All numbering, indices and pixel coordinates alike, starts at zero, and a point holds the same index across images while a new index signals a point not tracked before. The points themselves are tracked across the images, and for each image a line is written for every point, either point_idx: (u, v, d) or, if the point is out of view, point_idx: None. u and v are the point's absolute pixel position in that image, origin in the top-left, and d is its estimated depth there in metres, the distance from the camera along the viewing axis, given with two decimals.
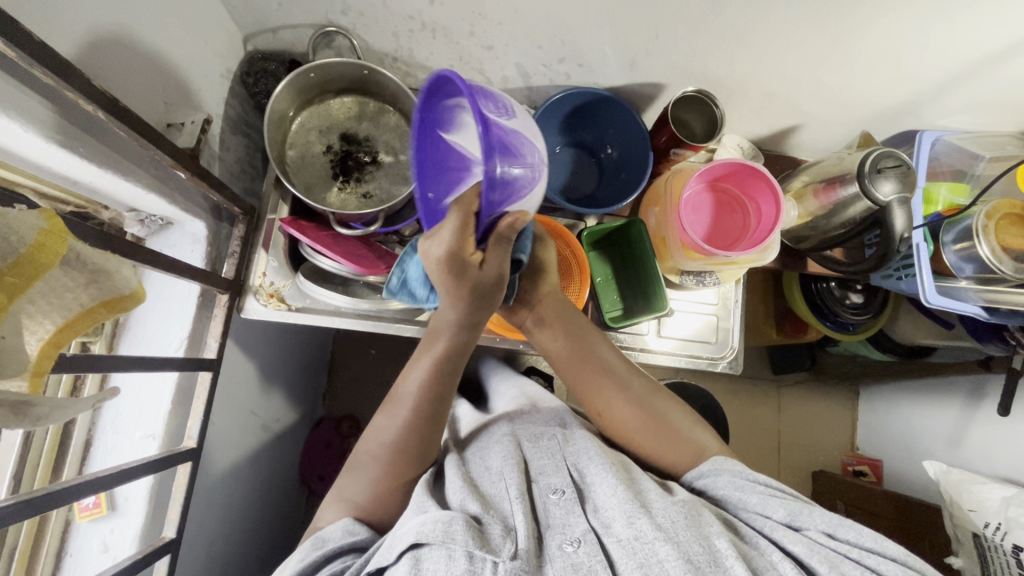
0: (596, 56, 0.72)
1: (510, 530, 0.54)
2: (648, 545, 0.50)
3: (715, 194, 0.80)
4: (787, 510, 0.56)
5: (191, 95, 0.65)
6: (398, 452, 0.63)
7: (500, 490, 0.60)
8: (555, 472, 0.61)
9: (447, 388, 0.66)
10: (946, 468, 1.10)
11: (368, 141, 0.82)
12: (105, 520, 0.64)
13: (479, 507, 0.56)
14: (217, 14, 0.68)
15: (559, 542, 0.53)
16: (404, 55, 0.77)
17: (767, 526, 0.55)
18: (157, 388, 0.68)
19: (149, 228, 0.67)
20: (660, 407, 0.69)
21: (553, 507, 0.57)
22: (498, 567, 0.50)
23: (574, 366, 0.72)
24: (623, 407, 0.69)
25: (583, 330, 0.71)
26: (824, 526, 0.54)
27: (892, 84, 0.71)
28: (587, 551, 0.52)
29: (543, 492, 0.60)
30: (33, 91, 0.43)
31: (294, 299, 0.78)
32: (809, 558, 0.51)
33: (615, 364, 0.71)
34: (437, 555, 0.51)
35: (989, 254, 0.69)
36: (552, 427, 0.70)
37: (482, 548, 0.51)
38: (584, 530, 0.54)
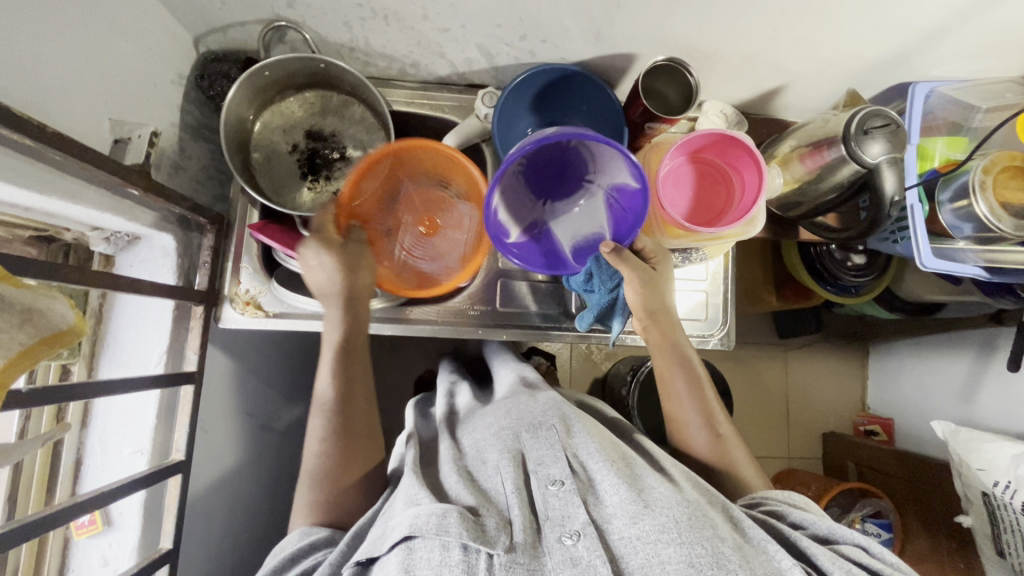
0: (559, 31, 0.68)
1: (507, 523, 0.54)
2: (651, 546, 0.50)
3: (696, 166, 0.77)
4: (827, 524, 0.60)
5: (138, 107, 0.63)
6: (332, 452, 0.65)
7: (496, 483, 0.59)
8: (553, 462, 0.60)
9: (356, 380, 0.69)
10: (955, 428, 1.07)
11: (335, 136, 0.80)
12: (102, 536, 0.65)
13: (474, 500, 0.56)
14: (159, 17, 0.65)
15: (557, 534, 0.53)
16: (360, 44, 0.73)
17: (796, 536, 0.57)
18: (140, 405, 0.68)
19: (115, 245, 0.67)
20: (729, 442, 0.73)
21: (552, 498, 0.57)
22: (493, 559, 0.50)
23: (664, 378, 0.75)
24: (693, 424, 0.73)
25: (672, 343, 0.74)
26: (859, 540, 0.57)
27: (879, 35, 0.66)
28: (587, 545, 0.51)
29: (542, 483, 0.59)
30: None
31: (272, 304, 0.76)
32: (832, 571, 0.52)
33: (704, 389, 0.74)
34: (430, 545, 0.50)
35: (987, 213, 0.66)
36: (550, 415, 0.68)
37: (477, 541, 0.50)
38: (582, 524, 0.53)
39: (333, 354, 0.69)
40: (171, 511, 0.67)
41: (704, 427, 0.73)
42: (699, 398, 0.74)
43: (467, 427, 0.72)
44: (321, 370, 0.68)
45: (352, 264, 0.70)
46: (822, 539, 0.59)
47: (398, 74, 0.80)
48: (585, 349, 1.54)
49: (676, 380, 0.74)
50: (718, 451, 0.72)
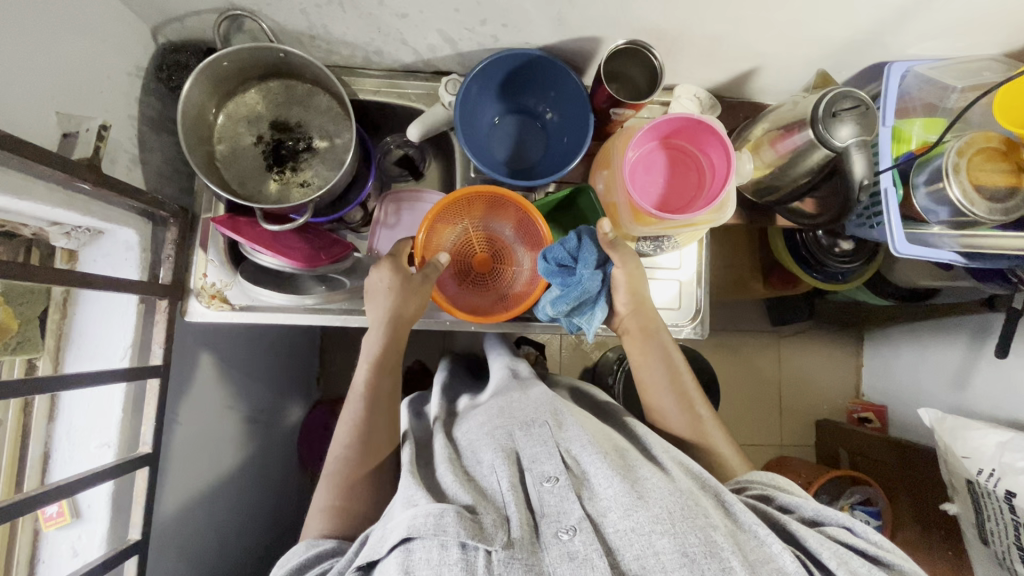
0: (519, 15, 0.67)
1: (505, 519, 0.54)
2: (645, 537, 0.50)
3: (667, 152, 0.75)
4: (813, 506, 0.59)
5: (94, 102, 0.62)
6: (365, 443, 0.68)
7: (493, 482, 0.59)
8: (547, 459, 0.60)
9: (390, 372, 0.73)
10: (941, 415, 1.05)
11: (301, 126, 0.79)
12: (71, 527, 0.66)
13: (471, 498, 0.56)
14: (112, 9, 0.64)
15: (553, 530, 0.52)
16: (319, 32, 0.72)
17: (789, 522, 0.56)
18: (106, 399, 0.68)
19: (77, 239, 0.67)
20: (705, 425, 0.73)
21: (547, 495, 0.56)
22: (492, 556, 0.50)
23: (642, 367, 0.77)
24: (671, 409, 0.75)
25: (649, 332, 0.76)
26: (844, 521, 0.57)
27: (850, 13, 0.64)
28: (583, 540, 0.50)
29: (536, 480, 0.58)
30: None
31: (238, 298, 0.77)
32: (821, 553, 0.52)
33: (679, 377, 0.75)
34: (430, 545, 0.51)
35: (959, 197, 0.64)
36: (543, 411, 0.68)
37: (475, 538, 0.50)
38: (578, 519, 0.52)
39: (372, 355, 0.72)
40: (140, 502, 0.68)
41: (680, 411, 0.74)
42: (675, 385, 0.75)
43: (462, 423, 0.73)
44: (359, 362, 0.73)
45: (408, 291, 0.71)
46: (810, 522, 0.59)
47: (363, 62, 0.79)
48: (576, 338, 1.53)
49: (652, 368, 0.76)
50: (696, 434, 0.73)
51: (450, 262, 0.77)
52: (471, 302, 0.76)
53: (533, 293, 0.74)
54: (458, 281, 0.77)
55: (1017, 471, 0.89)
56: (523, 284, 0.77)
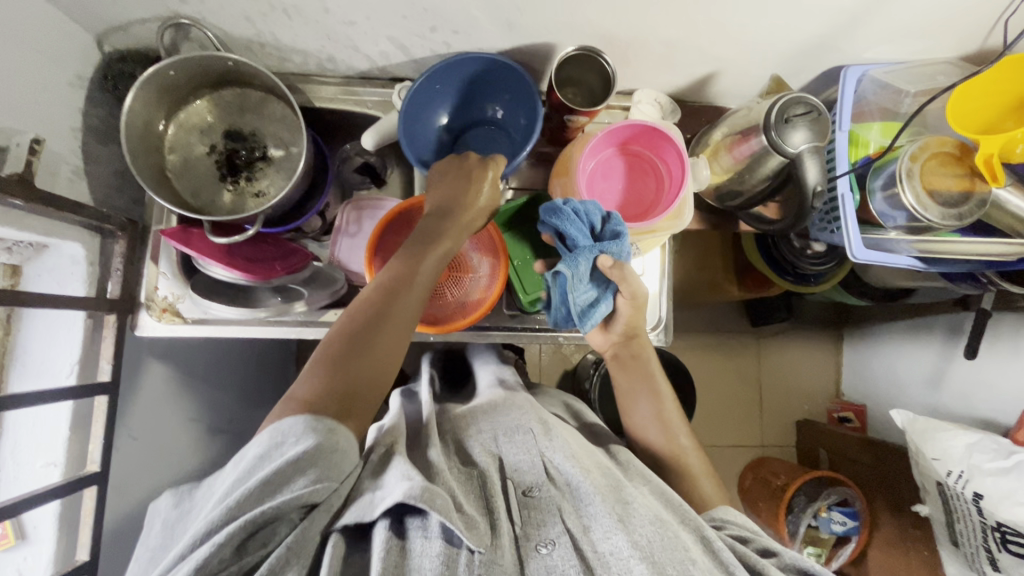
0: (470, 21, 0.66)
1: (489, 525, 0.54)
2: (624, 562, 0.50)
3: (627, 158, 0.74)
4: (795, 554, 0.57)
5: (31, 113, 0.61)
6: (343, 384, 0.56)
7: (477, 485, 0.59)
8: (530, 469, 0.60)
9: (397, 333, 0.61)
10: (911, 416, 1.04)
11: (256, 135, 0.78)
12: (15, 550, 0.64)
13: (457, 492, 0.55)
14: (49, 18, 0.62)
15: (534, 542, 0.53)
16: (269, 40, 0.70)
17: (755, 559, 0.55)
18: (51, 418, 0.67)
19: (19, 254, 0.64)
20: (688, 458, 0.72)
21: (528, 507, 0.56)
22: (473, 559, 0.50)
23: (628, 397, 0.77)
24: (654, 438, 0.74)
25: (640, 363, 0.77)
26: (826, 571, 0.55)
27: (802, 18, 0.63)
28: (561, 554, 0.52)
29: (519, 490, 0.58)
30: None
31: (190, 310, 0.76)
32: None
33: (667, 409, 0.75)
34: (417, 533, 0.51)
35: (912, 202, 0.64)
36: (529, 417, 0.67)
37: (466, 535, 0.50)
38: (558, 533, 0.53)
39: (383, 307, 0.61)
40: (88, 522, 0.66)
41: (662, 440, 0.73)
42: (661, 415, 0.75)
43: (462, 418, 0.71)
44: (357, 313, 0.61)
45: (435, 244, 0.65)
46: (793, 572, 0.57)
47: (318, 69, 0.78)
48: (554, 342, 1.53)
49: (638, 398, 0.76)
50: (675, 463, 0.72)
51: None
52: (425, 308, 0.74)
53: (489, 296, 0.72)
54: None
55: (986, 472, 0.90)
56: (481, 291, 0.74)
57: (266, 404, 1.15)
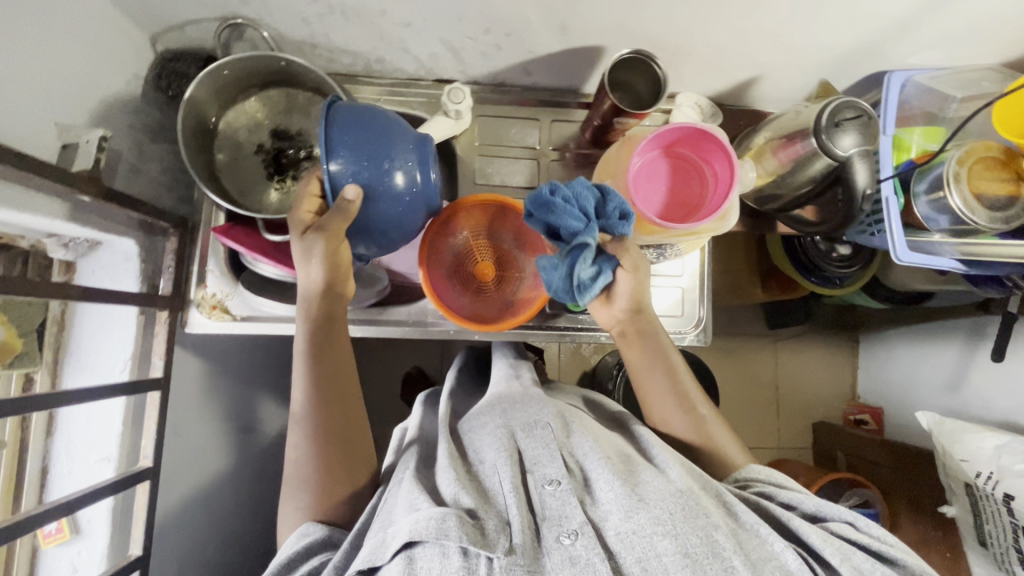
0: (523, 24, 0.66)
1: (506, 523, 0.53)
2: (645, 540, 0.50)
3: (670, 160, 0.75)
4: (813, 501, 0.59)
5: (93, 112, 0.62)
6: (326, 416, 0.64)
7: (495, 483, 0.58)
8: (550, 461, 0.58)
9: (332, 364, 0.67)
10: (938, 418, 1.06)
11: (301, 135, 0.78)
12: (70, 544, 0.65)
13: (472, 501, 0.55)
14: (110, 17, 0.63)
15: (555, 534, 0.52)
16: (321, 41, 0.71)
17: (788, 517, 0.56)
18: (106, 413, 0.68)
19: (75, 250, 0.66)
20: (709, 426, 0.71)
21: (549, 498, 0.55)
22: (493, 563, 0.49)
23: (641, 372, 0.74)
24: (674, 413, 0.72)
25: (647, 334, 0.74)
26: (845, 517, 0.57)
27: (852, 23, 0.64)
28: (584, 544, 0.50)
29: (538, 483, 0.57)
30: None
31: (240, 308, 0.75)
32: (825, 550, 0.52)
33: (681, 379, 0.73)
34: (431, 553, 0.49)
35: (960, 204, 0.65)
36: (546, 413, 0.66)
37: (477, 545, 0.49)
38: (580, 523, 0.52)
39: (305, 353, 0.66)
40: (141, 517, 0.67)
41: (682, 412, 0.72)
42: (677, 387, 0.73)
43: (468, 425, 0.70)
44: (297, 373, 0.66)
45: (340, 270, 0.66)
46: (809, 517, 0.59)
47: (364, 70, 0.79)
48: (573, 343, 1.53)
49: (651, 373, 0.74)
50: (698, 433, 0.71)
51: (449, 269, 0.75)
52: (473, 307, 0.75)
53: (538, 298, 0.73)
54: (461, 288, 0.75)
55: (1016, 473, 0.90)
56: (528, 290, 0.75)
57: None
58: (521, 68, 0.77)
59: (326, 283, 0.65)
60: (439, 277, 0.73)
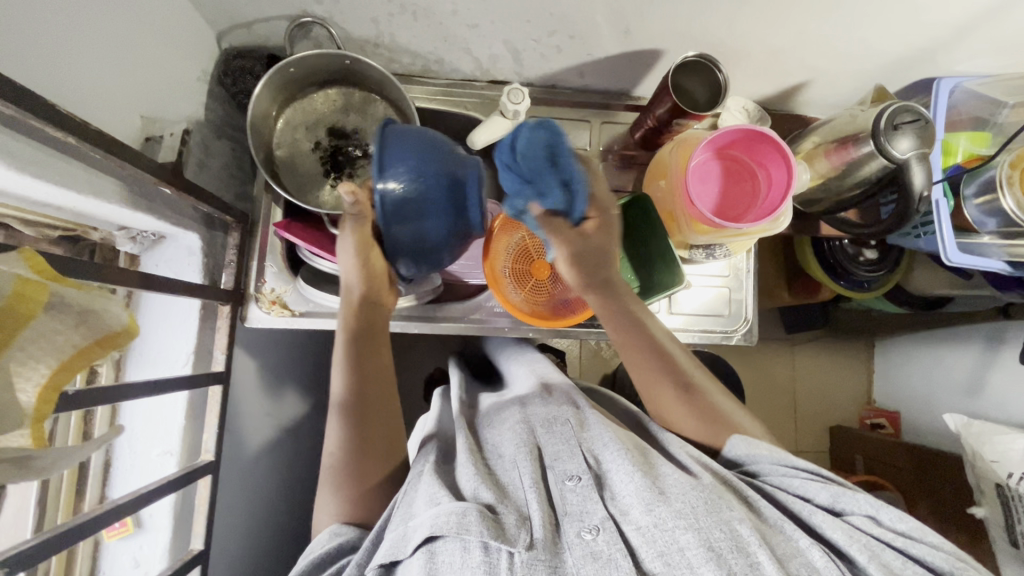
0: (588, 27, 0.68)
1: (526, 519, 0.51)
2: (669, 533, 0.47)
3: (723, 162, 0.76)
4: (829, 492, 0.55)
5: (168, 107, 0.63)
6: (361, 400, 0.65)
7: (514, 478, 0.56)
8: (570, 458, 0.58)
9: (372, 362, 0.67)
10: (966, 420, 1.08)
11: (358, 133, 0.78)
12: (133, 538, 0.65)
13: (493, 496, 0.53)
14: (184, 14, 0.64)
15: (576, 529, 0.50)
16: (385, 41, 0.72)
17: (805, 510, 0.53)
18: (169, 408, 0.68)
19: (141, 244, 0.66)
20: (715, 403, 0.66)
21: (570, 494, 0.54)
22: (515, 557, 0.47)
23: (635, 363, 0.67)
24: (677, 401, 0.66)
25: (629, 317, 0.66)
26: (866, 510, 0.53)
27: (908, 31, 0.66)
28: (606, 539, 0.48)
29: (559, 479, 0.56)
30: (13, 131, 0.42)
31: (298, 303, 0.76)
32: (849, 547, 0.49)
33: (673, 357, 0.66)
34: (453, 547, 0.48)
35: (1014, 207, 0.67)
36: (565, 410, 0.65)
37: (498, 539, 0.47)
38: (602, 518, 0.50)
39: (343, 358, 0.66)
40: (202, 512, 0.67)
41: (684, 395, 0.65)
42: (670, 365, 0.66)
43: (487, 421, 0.70)
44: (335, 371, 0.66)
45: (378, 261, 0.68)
46: (828, 509, 0.55)
47: (421, 70, 0.80)
48: (595, 346, 1.54)
49: (643, 360, 0.66)
50: (707, 415, 0.65)
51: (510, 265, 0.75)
52: (533, 303, 0.75)
53: None
54: (519, 287, 0.75)
55: None
56: None
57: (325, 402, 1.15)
58: (576, 71, 0.79)
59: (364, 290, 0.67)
60: (501, 273, 0.75)
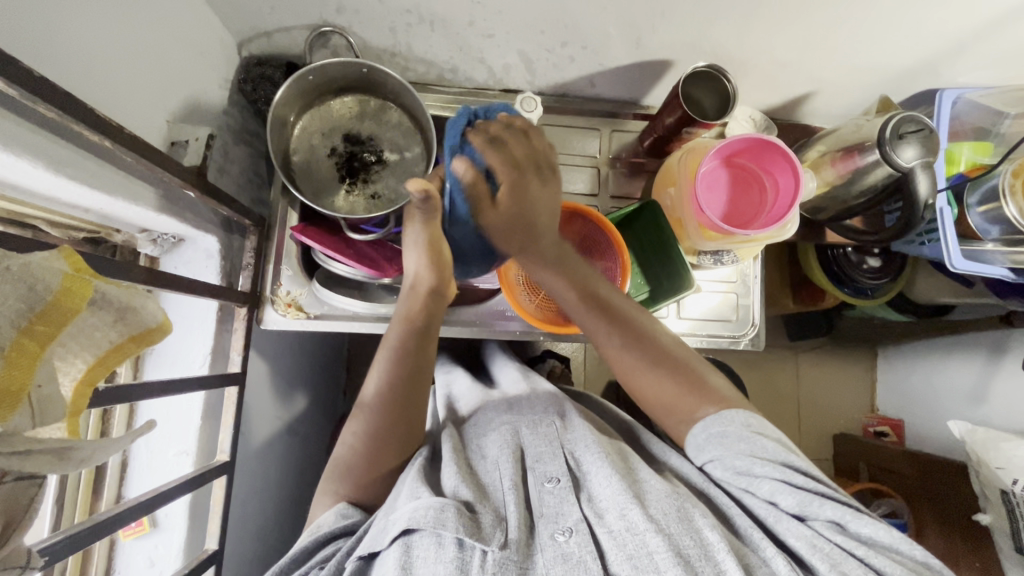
0: (601, 38, 0.70)
1: (502, 519, 0.53)
2: (639, 537, 0.48)
3: (730, 170, 0.78)
4: (796, 498, 0.52)
5: (191, 112, 0.64)
6: (390, 406, 0.64)
7: (495, 478, 0.58)
8: (552, 460, 0.59)
9: (412, 372, 0.66)
10: (971, 427, 1.09)
11: (372, 140, 0.80)
12: (148, 537, 0.66)
13: (471, 495, 0.55)
14: (209, 23, 0.66)
15: (551, 531, 0.51)
16: (402, 50, 0.74)
17: (771, 518, 0.52)
18: (185, 408, 0.68)
19: (161, 246, 0.67)
20: (693, 372, 0.64)
21: (547, 495, 0.55)
22: (488, 556, 0.48)
23: (587, 320, 0.67)
24: (646, 368, 0.65)
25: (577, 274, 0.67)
26: (832, 516, 0.51)
27: (913, 44, 0.68)
28: (578, 541, 0.50)
29: (539, 480, 0.57)
30: (49, 133, 0.44)
31: (312, 306, 0.78)
32: (809, 555, 0.48)
33: (630, 319, 0.66)
34: (427, 542, 0.49)
35: (1016, 214, 0.68)
36: (551, 412, 0.67)
37: (472, 537, 0.49)
38: (576, 520, 0.52)
39: (387, 357, 0.66)
40: (216, 512, 0.67)
41: (649, 362, 0.65)
42: (630, 327, 0.66)
43: (473, 418, 0.71)
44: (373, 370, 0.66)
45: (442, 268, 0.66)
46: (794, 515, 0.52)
47: (436, 79, 0.82)
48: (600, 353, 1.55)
49: (591, 315, 0.66)
50: (689, 385, 0.63)
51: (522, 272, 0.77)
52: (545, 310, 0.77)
53: None
54: (532, 294, 0.77)
55: None
56: None
57: (332, 407, 1.15)
58: (587, 80, 0.81)
59: (433, 282, 0.66)
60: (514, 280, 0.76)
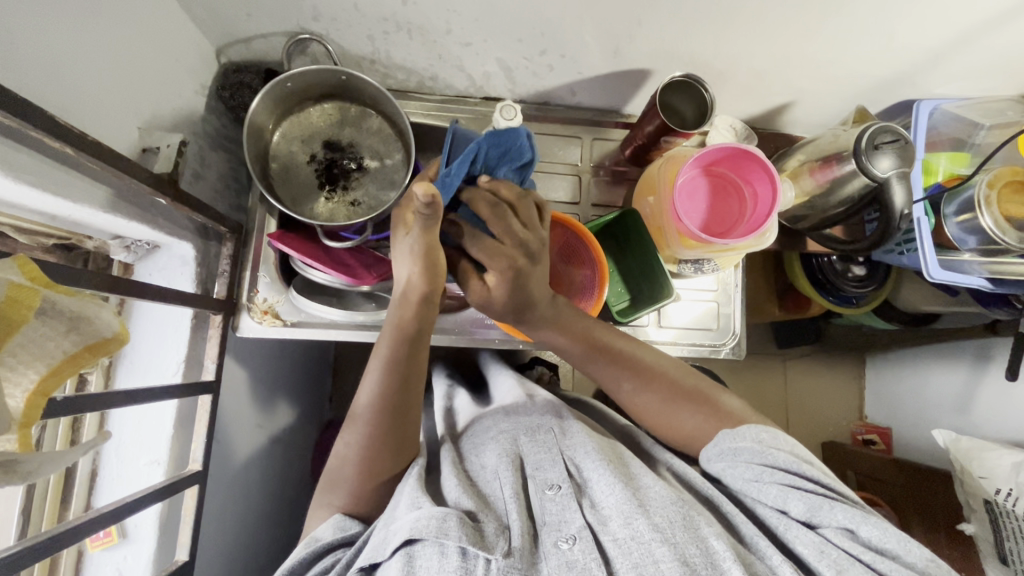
0: (578, 47, 0.70)
1: (504, 528, 0.52)
2: (645, 545, 0.47)
3: (710, 179, 0.78)
4: (806, 504, 0.52)
5: (166, 118, 0.64)
6: (382, 416, 0.61)
7: (495, 489, 0.57)
8: (551, 466, 0.59)
9: (405, 381, 0.63)
10: (955, 436, 1.09)
11: (352, 147, 0.79)
12: (117, 548, 0.65)
13: (472, 505, 0.54)
14: (185, 29, 0.66)
15: (553, 538, 0.51)
16: (381, 57, 0.74)
17: (781, 526, 0.53)
18: (157, 416, 0.67)
19: (136, 253, 0.66)
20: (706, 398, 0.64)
21: (549, 504, 0.55)
22: (492, 564, 0.48)
23: (587, 364, 0.68)
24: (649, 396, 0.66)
25: (579, 324, 0.67)
26: (843, 523, 0.50)
27: (887, 55, 0.69)
28: (582, 548, 0.49)
29: (539, 488, 0.57)
30: (9, 140, 0.43)
31: (290, 313, 0.77)
32: (817, 563, 0.48)
33: (634, 358, 0.67)
34: (430, 552, 0.48)
35: (991, 225, 0.68)
36: (548, 419, 0.67)
37: (476, 545, 0.48)
38: (579, 527, 0.51)
39: (378, 366, 0.63)
40: (187, 522, 0.66)
41: (661, 398, 0.65)
42: (640, 368, 0.67)
43: (472, 429, 0.70)
44: (364, 379, 0.63)
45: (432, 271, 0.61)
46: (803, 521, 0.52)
47: (416, 86, 0.82)
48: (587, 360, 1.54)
49: (595, 363, 0.67)
50: (700, 409, 0.64)
51: None
52: None
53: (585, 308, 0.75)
54: None
55: None
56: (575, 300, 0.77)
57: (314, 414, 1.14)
58: (568, 88, 0.81)
59: (424, 290, 0.62)
60: None
